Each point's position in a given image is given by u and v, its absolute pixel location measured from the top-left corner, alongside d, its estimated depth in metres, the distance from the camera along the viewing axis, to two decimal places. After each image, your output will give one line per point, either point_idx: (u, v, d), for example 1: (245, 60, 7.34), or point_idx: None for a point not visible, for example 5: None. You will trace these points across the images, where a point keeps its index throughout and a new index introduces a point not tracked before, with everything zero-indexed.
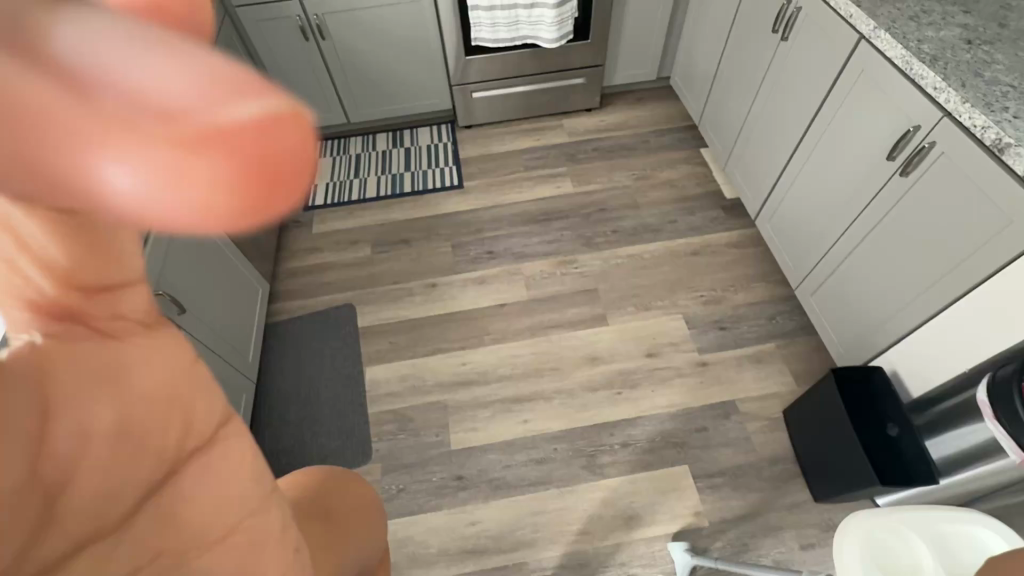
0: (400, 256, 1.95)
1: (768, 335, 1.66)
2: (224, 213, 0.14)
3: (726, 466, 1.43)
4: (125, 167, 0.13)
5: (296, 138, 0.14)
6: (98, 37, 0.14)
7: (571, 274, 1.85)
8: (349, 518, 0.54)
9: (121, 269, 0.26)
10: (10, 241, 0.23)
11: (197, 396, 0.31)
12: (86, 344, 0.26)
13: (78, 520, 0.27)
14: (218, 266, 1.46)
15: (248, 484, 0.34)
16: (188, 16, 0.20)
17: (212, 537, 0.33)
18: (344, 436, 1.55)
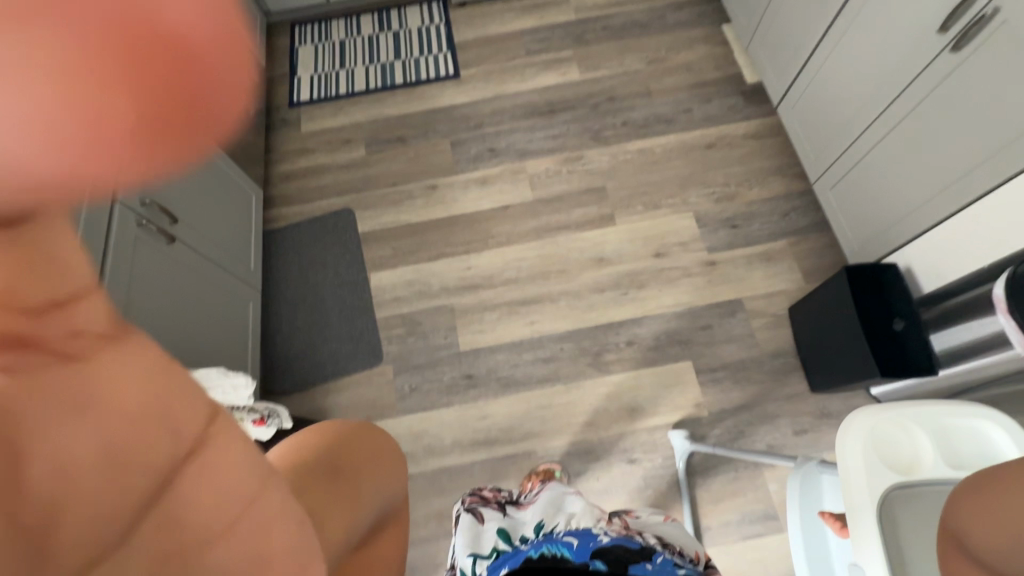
0: (396, 156, 1.84)
1: (781, 232, 1.62)
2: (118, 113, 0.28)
3: (728, 360, 1.47)
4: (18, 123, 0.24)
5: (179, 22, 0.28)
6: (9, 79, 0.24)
7: (578, 171, 1.76)
8: (363, 461, 0.64)
9: (69, 281, 0.33)
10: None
11: (172, 401, 0.39)
12: (52, 374, 0.33)
13: (73, 547, 0.35)
14: (207, 172, 1.39)
15: (246, 472, 0.45)
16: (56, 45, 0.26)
17: (219, 527, 0.43)
18: (355, 340, 1.58)
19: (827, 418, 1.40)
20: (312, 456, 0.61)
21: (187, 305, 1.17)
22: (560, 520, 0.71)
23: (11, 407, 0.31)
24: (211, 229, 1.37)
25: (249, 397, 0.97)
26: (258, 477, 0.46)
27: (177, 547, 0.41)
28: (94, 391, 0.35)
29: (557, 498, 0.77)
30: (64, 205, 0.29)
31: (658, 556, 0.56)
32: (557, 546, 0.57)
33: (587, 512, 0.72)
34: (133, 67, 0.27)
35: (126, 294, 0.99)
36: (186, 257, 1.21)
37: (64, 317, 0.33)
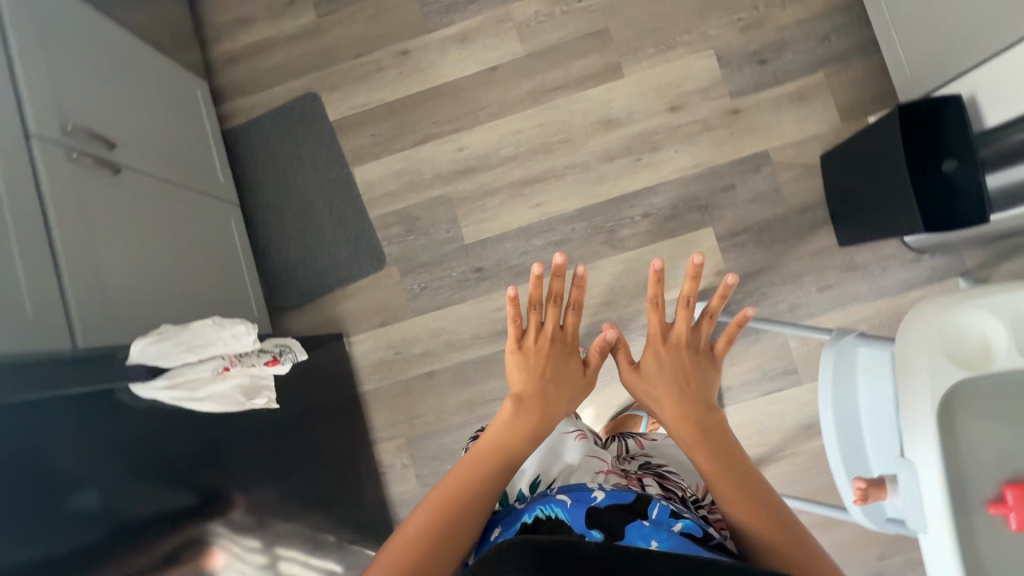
0: (353, 17, 1.52)
1: (817, 63, 1.38)
2: (526, 376, 0.72)
3: (751, 222, 1.37)
4: (541, 366, 0.73)
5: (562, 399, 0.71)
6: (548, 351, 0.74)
7: (575, 10, 1.45)
8: (567, 386, 0.72)
9: (564, 371, 0.73)
10: (533, 369, 0.72)
11: (572, 336, 0.77)
12: (574, 383, 0.73)
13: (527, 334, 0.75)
14: (128, 72, 1.13)
15: (570, 356, 0.75)
16: (529, 393, 0.70)
17: (538, 360, 0.73)
18: (352, 245, 1.48)
19: (854, 271, 1.35)
20: (552, 407, 0.69)
21: (160, 241, 1.05)
22: (557, 472, 0.72)
23: (531, 375, 0.71)
24: (161, 144, 1.18)
25: (253, 342, 0.92)
26: (548, 385, 0.71)
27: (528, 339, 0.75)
28: (558, 346, 0.75)
29: (556, 444, 0.77)
30: (552, 394, 0.70)
31: (653, 509, 0.56)
32: (551, 506, 0.57)
33: (582, 466, 0.72)
34: (551, 348, 0.74)
35: (84, 251, 0.87)
36: (142, 186, 1.06)
37: (566, 390, 0.72)
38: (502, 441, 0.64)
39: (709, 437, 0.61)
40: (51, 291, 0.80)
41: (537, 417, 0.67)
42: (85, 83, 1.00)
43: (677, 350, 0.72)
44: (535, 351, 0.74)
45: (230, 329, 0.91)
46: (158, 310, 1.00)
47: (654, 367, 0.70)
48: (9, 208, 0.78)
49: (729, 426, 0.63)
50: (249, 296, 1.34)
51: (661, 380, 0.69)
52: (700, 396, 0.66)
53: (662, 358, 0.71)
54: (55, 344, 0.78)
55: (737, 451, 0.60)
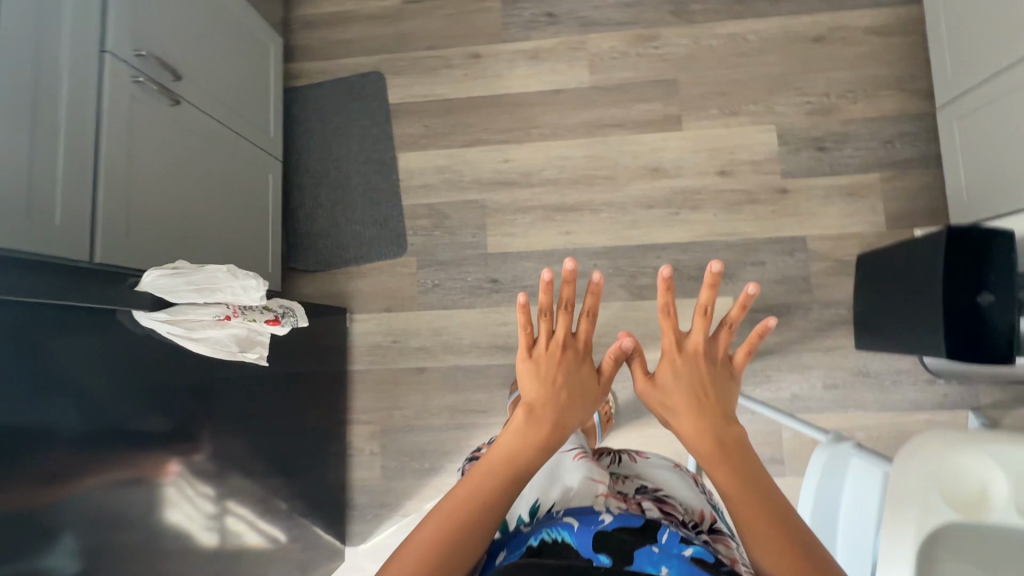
0: (435, 11, 1.56)
1: (874, 163, 1.37)
2: (535, 385, 0.70)
3: (772, 303, 1.35)
4: (553, 372, 0.71)
5: (575, 409, 0.69)
6: (559, 360, 0.73)
7: (649, 55, 1.47)
8: (581, 395, 0.70)
9: (576, 380, 0.72)
10: (544, 379, 0.71)
11: (585, 348, 0.76)
12: (589, 394, 0.72)
13: (538, 345, 0.75)
14: (209, 12, 1.16)
15: (584, 367, 0.73)
16: (543, 400, 0.68)
17: (548, 368, 0.72)
18: (379, 227, 1.49)
19: (863, 377, 1.32)
20: (566, 416, 0.67)
21: (195, 178, 1.07)
22: (556, 497, 0.73)
23: (544, 383, 0.70)
24: (223, 87, 1.20)
25: (261, 297, 0.90)
26: (561, 393, 0.69)
27: (538, 348, 0.74)
28: (572, 356, 0.74)
29: (556, 467, 0.78)
30: (565, 402, 0.68)
31: (663, 534, 0.56)
32: (558, 530, 0.57)
33: (581, 491, 0.72)
34: (563, 357, 0.73)
35: (121, 174, 0.89)
36: (195, 122, 1.07)
37: (581, 400, 0.70)
38: (512, 447, 0.62)
39: (727, 452, 0.60)
40: (85, 207, 0.82)
41: (550, 427, 0.65)
42: (168, 15, 1.03)
43: (695, 360, 0.71)
44: (548, 358, 0.73)
45: (237, 281, 0.89)
46: (181, 242, 1.03)
47: (670, 377, 0.70)
48: (64, 115, 0.80)
49: (749, 442, 0.62)
50: (268, 253, 1.36)
51: (674, 391, 0.68)
52: (718, 407, 0.66)
53: (679, 366, 0.70)
54: (74, 256, 0.80)
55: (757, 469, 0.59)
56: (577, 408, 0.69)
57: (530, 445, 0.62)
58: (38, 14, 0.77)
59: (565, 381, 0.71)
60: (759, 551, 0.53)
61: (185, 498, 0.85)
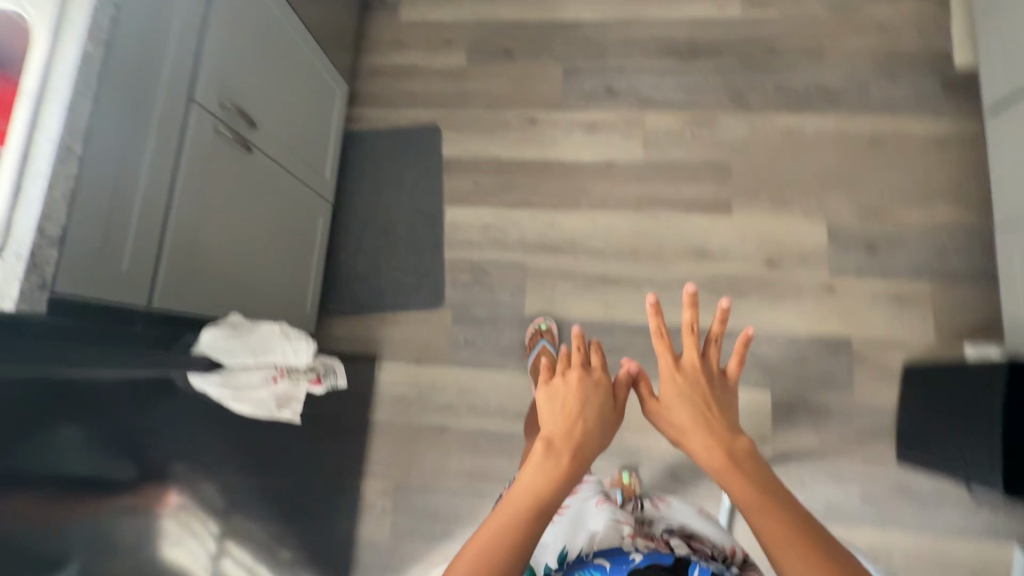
0: (498, 74, 1.60)
1: (926, 271, 1.35)
2: (551, 414, 0.65)
3: (812, 402, 1.31)
4: (569, 399, 0.67)
5: (592, 436, 0.64)
6: (572, 384, 0.68)
7: (705, 139, 1.49)
8: (600, 421, 0.65)
9: (591, 405, 0.66)
10: (559, 408, 0.66)
11: (598, 369, 0.71)
12: (607, 420, 0.66)
13: (554, 373, 0.71)
14: (290, 63, 1.19)
15: (598, 389, 0.68)
16: (559, 430, 0.63)
17: (563, 395, 0.67)
18: (418, 277, 1.49)
19: (904, 493, 1.26)
20: (587, 445, 0.62)
21: (252, 222, 1.07)
22: (582, 542, 0.70)
23: (562, 411, 0.65)
24: (291, 133, 1.22)
25: (310, 360, 0.89)
26: (578, 420, 0.64)
27: (551, 376, 0.70)
28: (586, 378, 0.69)
29: (580, 513, 0.76)
30: (584, 429, 0.63)
31: (693, 569, 0.58)
32: (590, 570, 0.61)
33: (607, 534, 0.70)
34: (579, 382, 0.69)
35: (188, 220, 0.90)
36: (262, 168, 1.09)
37: (600, 427, 0.65)
38: (532, 480, 0.57)
39: (744, 469, 0.56)
40: (151, 252, 0.82)
41: (568, 458, 0.60)
42: (254, 67, 1.06)
43: (695, 376, 0.66)
44: (561, 384, 0.68)
45: (290, 343, 0.89)
46: (230, 285, 1.02)
47: (674, 395, 0.65)
48: (149, 165, 0.81)
49: (760, 454, 0.58)
50: (307, 294, 1.35)
51: (679, 409, 0.63)
52: (725, 421, 0.62)
53: (680, 386, 0.65)
54: (134, 301, 0.80)
55: (773, 484, 0.55)
56: (596, 434, 0.64)
57: (550, 478, 0.58)
58: (142, 69, 0.79)
59: (580, 406, 0.66)
60: (792, 569, 0.48)
61: (190, 534, 0.81)
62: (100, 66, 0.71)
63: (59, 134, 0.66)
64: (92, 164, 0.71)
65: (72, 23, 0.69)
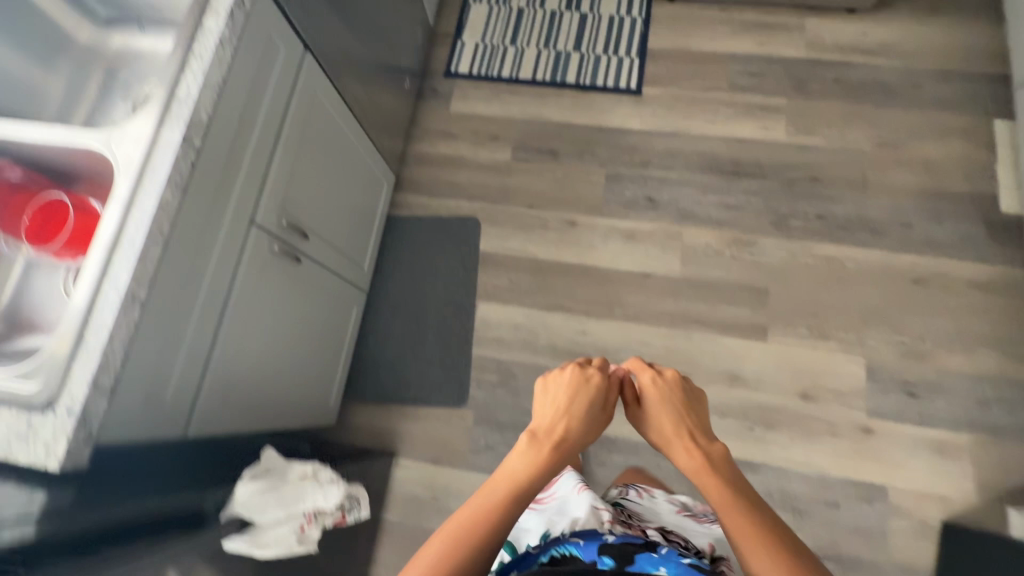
0: (542, 173, 1.63)
1: (968, 423, 1.31)
2: (549, 399, 0.87)
3: (844, 553, 1.25)
4: (557, 399, 0.87)
5: (574, 424, 0.83)
6: (567, 389, 0.88)
7: (744, 259, 1.48)
8: (583, 421, 0.85)
9: (579, 405, 0.86)
10: (554, 406, 0.86)
11: (593, 382, 0.89)
12: (591, 417, 0.86)
13: (554, 380, 0.90)
14: (344, 166, 1.22)
15: (593, 393, 0.88)
16: (548, 428, 0.82)
17: (558, 393, 0.87)
18: (444, 370, 1.48)
19: None
20: (565, 441, 0.80)
21: (291, 328, 1.07)
22: (562, 526, 0.84)
23: (555, 405, 0.86)
24: (338, 232, 1.24)
25: (338, 501, 0.87)
26: (560, 426, 0.82)
27: (551, 380, 0.90)
28: (581, 386, 0.88)
29: (563, 503, 0.89)
30: (562, 442, 0.80)
31: (663, 547, 0.67)
32: (565, 546, 0.70)
33: (585, 517, 0.83)
34: (571, 388, 0.88)
35: (232, 340, 0.89)
36: (308, 274, 1.09)
37: (581, 427, 0.84)
38: (517, 472, 0.74)
39: (712, 466, 0.75)
40: (195, 380, 0.81)
41: (550, 450, 0.77)
42: (313, 180, 1.08)
43: (673, 387, 0.89)
44: (562, 385, 0.89)
45: (316, 486, 0.86)
46: (262, 395, 1.01)
47: (659, 403, 0.87)
48: (204, 294, 0.81)
49: (731, 456, 0.78)
50: (333, 387, 1.33)
51: (664, 415, 0.85)
52: (702, 438, 0.81)
53: (661, 393, 0.88)
54: (170, 434, 0.78)
55: (738, 485, 0.72)
56: (575, 429, 0.83)
57: (532, 474, 0.73)
58: (211, 204, 0.80)
59: (567, 404, 0.86)
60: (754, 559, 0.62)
61: None
62: (174, 211, 0.72)
63: (127, 284, 0.67)
64: (153, 306, 0.72)
65: (155, 171, 0.71)
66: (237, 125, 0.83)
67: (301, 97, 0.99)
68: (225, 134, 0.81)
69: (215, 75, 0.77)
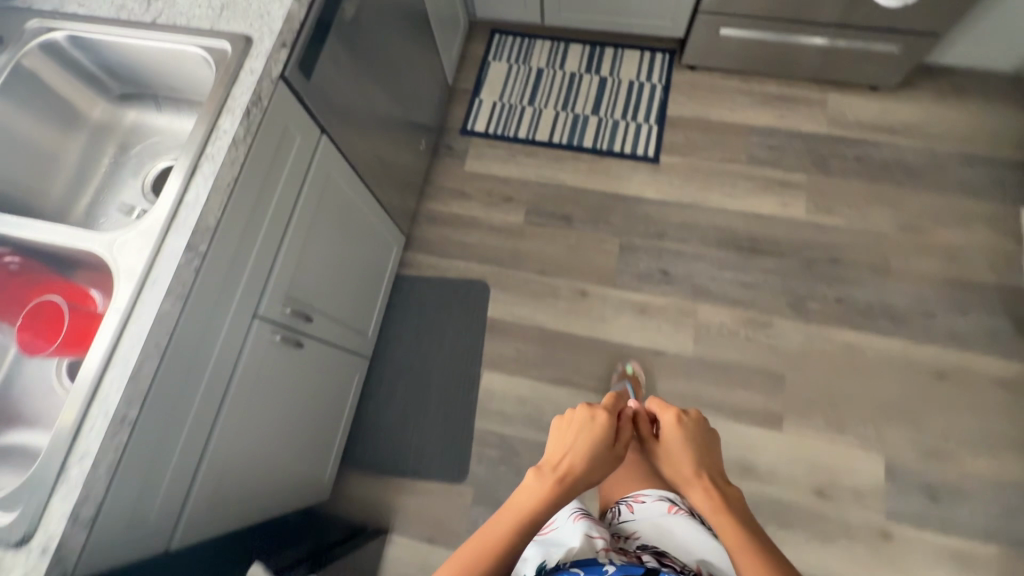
0: (555, 238, 1.60)
1: (993, 534, 1.24)
2: (559, 434, 0.76)
3: None
4: (572, 433, 0.75)
5: (586, 463, 0.72)
6: (579, 425, 0.76)
7: (759, 342, 1.44)
8: (595, 462, 0.73)
9: (592, 442, 0.74)
10: (565, 442, 0.74)
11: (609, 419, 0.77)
12: (606, 458, 0.74)
13: (568, 418, 0.77)
14: (354, 239, 1.19)
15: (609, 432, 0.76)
16: (558, 464, 0.71)
17: (571, 430, 0.75)
18: (445, 443, 1.43)
19: None
20: (576, 479, 0.70)
21: (290, 413, 1.03)
22: (557, 556, 0.69)
23: (566, 440, 0.74)
24: (345, 305, 1.21)
25: None
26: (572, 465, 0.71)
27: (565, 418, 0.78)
28: (597, 424, 0.76)
29: (558, 531, 0.74)
30: (571, 479, 0.69)
31: None
32: None
33: (581, 547, 0.68)
34: (585, 423, 0.76)
35: (226, 439, 0.86)
36: (310, 356, 1.06)
37: (596, 469, 0.73)
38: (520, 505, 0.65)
39: (730, 508, 0.68)
40: (183, 488, 0.78)
41: (556, 488, 0.67)
42: (321, 259, 1.06)
43: (695, 434, 0.79)
44: (574, 422, 0.76)
45: None
46: (254, 487, 0.97)
47: (680, 449, 0.77)
48: (200, 399, 0.78)
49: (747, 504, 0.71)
50: (329, 460, 1.29)
51: (684, 460, 0.75)
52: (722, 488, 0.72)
53: (683, 436, 0.78)
54: (152, 549, 0.74)
55: (758, 528, 0.65)
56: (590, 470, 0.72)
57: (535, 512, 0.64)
58: (214, 306, 0.77)
59: (577, 439, 0.74)
60: None
61: None
62: (173, 322, 0.69)
63: (117, 406, 0.64)
64: (144, 423, 0.68)
65: (157, 282, 0.69)
66: (247, 221, 0.81)
67: (314, 183, 0.97)
68: (232, 233, 0.78)
69: (227, 177, 0.75)
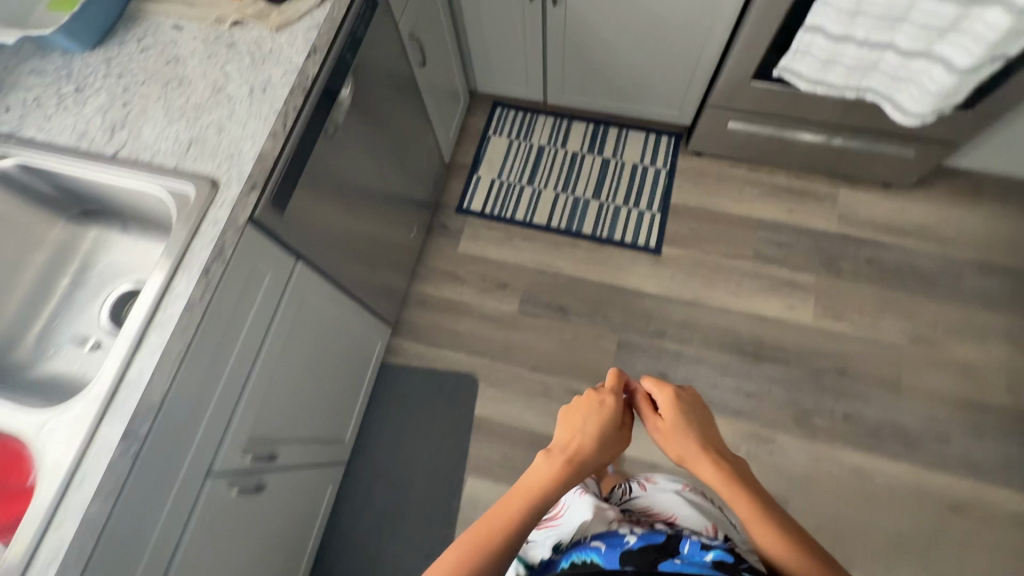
0: (550, 331, 1.52)
1: None
2: (563, 421, 0.73)
3: None
4: (576, 419, 0.73)
5: (590, 444, 0.69)
6: (581, 412, 0.74)
7: (762, 459, 1.35)
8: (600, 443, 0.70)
9: (595, 425, 0.71)
10: (568, 430, 0.71)
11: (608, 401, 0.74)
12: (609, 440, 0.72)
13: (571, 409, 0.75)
14: (332, 350, 1.12)
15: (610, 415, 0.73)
16: (562, 444, 0.69)
17: (574, 420, 0.72)
18: (423, 556, 1.33)
19: None
20: (581, 459, 0.68)
21: (248, 555, 0.95)
22: (570, 531, 0.71)
23: (568, 426, 0.72)
24: (318, 420, 1.13)
25: None
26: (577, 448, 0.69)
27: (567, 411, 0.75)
28: (599, 408, 0.73)
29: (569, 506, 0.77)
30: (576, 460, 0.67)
31: (685, 545, 0.56)
32: (587, 553, 0.59)
33: (595, 518, 0.70)
34: (585, 410, 0.73)
35: None
36: (274, 490, 0.98)
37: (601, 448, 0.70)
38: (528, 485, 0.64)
39: (739, 478, 0.64)
40: None
41: (564, 468, 0.65)
42: (291, 386, 0.98)
43: (695, 410, 0.75)
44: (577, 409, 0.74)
45: None
46: None
47: (681, 425, 0.73)
48: None
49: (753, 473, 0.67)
50: None
51: (686, 439, 0.71)
52: (727, 458, 0.68)
53: (683, 414, 0.74)
54: None
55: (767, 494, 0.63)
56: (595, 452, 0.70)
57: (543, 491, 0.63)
58: (155, 484, 0.69)
59: (582, 423, 0.72)
60: None
61: None
62: (101, 523, 0.61)
63: None
64: None
65: (85, 480, 0.61)
66: (201, 381, 0.73)
67: (285, 315, 0.90)
68: (182, 401, 0.70)
69: (178, 345, 0.67)
